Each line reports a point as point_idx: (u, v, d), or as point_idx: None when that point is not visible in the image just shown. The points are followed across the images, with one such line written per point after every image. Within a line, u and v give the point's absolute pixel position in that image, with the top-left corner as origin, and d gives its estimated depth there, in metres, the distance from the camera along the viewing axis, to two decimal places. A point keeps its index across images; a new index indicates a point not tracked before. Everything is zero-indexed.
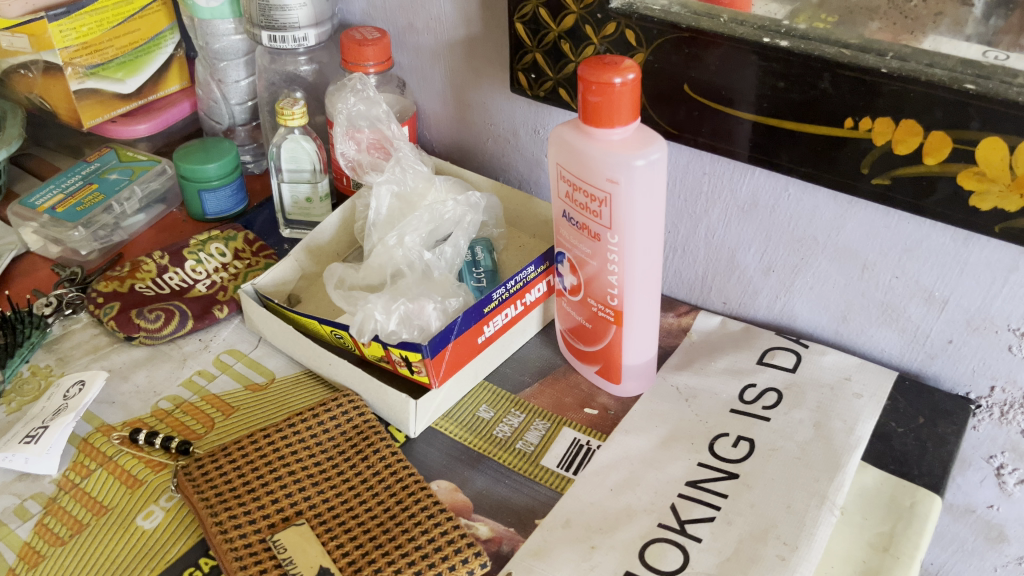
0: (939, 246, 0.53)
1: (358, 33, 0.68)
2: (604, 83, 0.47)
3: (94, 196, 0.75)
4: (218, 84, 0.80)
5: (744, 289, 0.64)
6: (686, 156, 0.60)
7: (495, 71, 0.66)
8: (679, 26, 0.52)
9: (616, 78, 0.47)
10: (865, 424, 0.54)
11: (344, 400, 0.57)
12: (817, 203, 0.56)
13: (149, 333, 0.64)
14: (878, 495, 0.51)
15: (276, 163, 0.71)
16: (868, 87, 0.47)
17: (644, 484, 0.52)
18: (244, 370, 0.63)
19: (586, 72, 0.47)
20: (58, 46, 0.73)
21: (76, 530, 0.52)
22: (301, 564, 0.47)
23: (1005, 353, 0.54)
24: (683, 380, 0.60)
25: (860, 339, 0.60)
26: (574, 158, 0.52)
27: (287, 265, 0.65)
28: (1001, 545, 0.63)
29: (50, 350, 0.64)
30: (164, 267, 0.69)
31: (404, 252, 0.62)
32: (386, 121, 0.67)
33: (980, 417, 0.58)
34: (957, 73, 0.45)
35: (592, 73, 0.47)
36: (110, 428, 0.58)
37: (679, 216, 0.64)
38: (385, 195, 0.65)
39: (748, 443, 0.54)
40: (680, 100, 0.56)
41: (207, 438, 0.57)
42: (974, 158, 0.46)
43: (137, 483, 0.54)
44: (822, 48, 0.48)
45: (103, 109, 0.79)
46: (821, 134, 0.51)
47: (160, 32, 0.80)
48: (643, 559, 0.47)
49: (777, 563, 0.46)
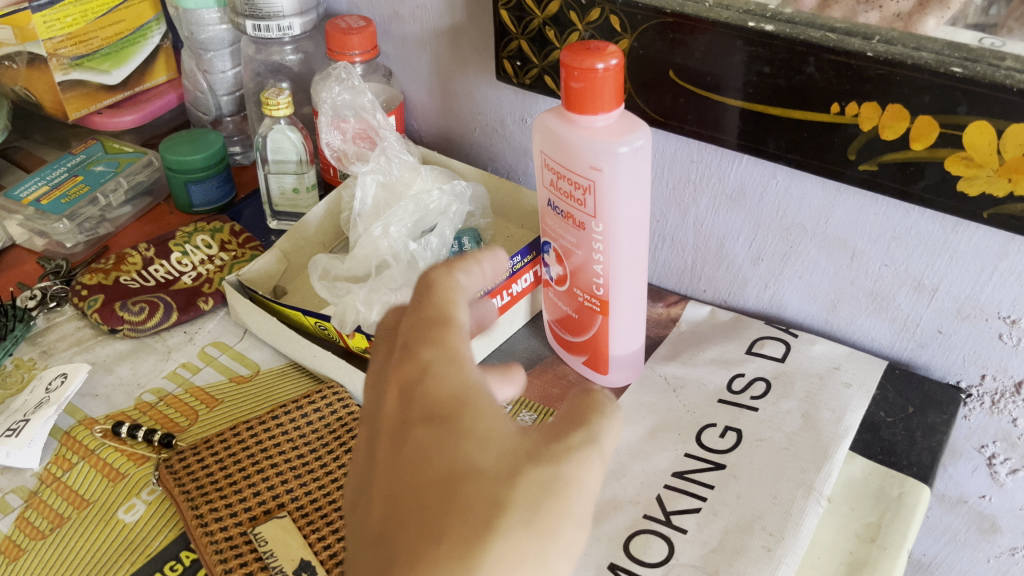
0: (928, 233, 0.52)
1: (343, 22, 0.67)
2: (586, 68, 0.46)
3: (80, 187, 0.74)
4: (205, 75, 0.80)
5: (733, 279, 0.63)
6: (673, 144, 0.59)
7: (481, 59, 0.65)
8: (663, 11, 0.52)
9: (598, 64, 0.46)
10: (854, 414, 0.53)
11: (328, 392, 0.57)
12: (806, 190, 0.55)
13: (133, 325, 0.63)
14: (866, 485, 0.51)
15: (262, 154, 0.70)
16: (854, 72, 0.46)
17: (630, 475, 0.52)
18: (228, 363, 0.62)
19: (568, 58, 0.46)
20: (43, 37, 0.72)
21: (57, 523, 0.51)
22: (282, 557, 0.46)
23: (996, 342, 0.54)
24: (671, 370, 0.59)
25: (851, 329, 0.60)
26: (557, 146, 0.51)
27: (272, 256, 0.64)
28: (993, 536, 0.62)
29: (34, 343, 0.64)
30: (150, 259, 0.69)
31: (389, 242, 0.61)
32: (371, 111, 0.66)
33: (972, 406, 0.57)
34: (943, 56, 0.44)
35: (575, 59, 0.46)
36: (93, 421, 0.57)
37: (667, 204, 0.63)
38: (370, 184, 0.64)
39: (735, 433, 0.53)
40: (665, 86, 0.55)
41: (191, 430, 0.57)
42: (962, 143, 0.45)
43: (119, 476, 0.54)
44: (808, 32, 0.47)
45: (88, 101, 0.78)
46: (809, 120, 0.50)
47: (146, 23, 0.79)
48: (627, 551, 0.47)
49: (763, 554, 0.46)
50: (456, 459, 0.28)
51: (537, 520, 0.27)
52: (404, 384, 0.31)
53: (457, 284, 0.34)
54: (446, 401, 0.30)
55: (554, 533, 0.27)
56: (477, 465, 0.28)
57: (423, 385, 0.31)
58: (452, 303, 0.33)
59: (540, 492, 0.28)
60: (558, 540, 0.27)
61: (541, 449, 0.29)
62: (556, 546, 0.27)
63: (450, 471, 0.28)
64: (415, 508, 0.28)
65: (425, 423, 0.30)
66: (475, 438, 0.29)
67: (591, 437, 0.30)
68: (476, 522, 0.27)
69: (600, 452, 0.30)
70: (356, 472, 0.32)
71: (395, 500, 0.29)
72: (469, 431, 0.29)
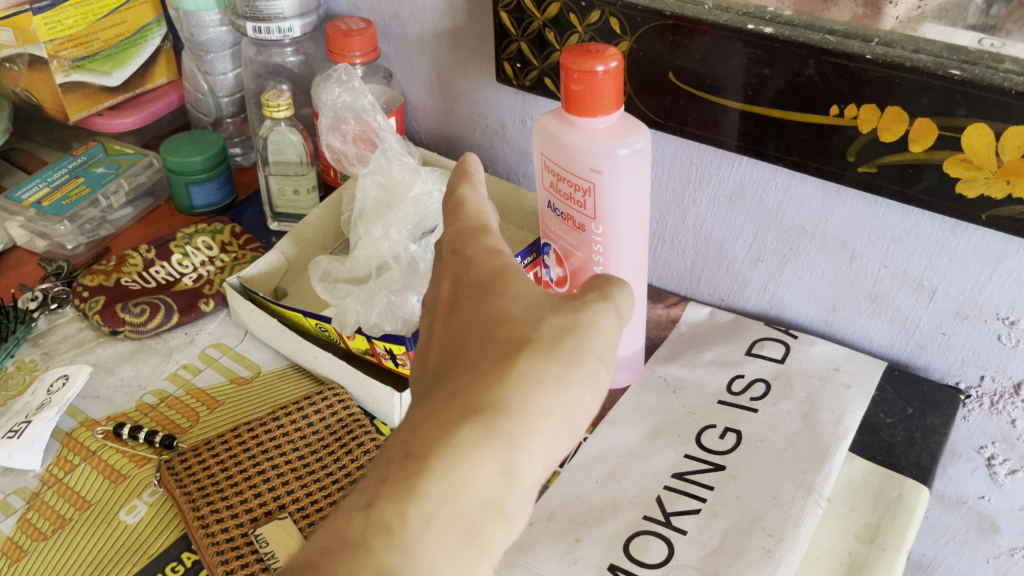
0: (927, 234, 0.52)
1: (343, 23, 0.67)
2: (586, 71, 0.46)
3: (81, 189, 0.74)
4: (205, 77, 0.80)
5: (733, 280, 0.63)
6: (673, 147, 0.60)
7: (481, 61, 0.66)
8: (663, 14, 0.52)
9: (598, 66, 0.46)
10: (853, 415, 0.53)
11: (329, 393, 0.57)
12: (805, 192, 0.55)
13: (134, 327, 0.64)
14: (865, 486, 0.51)
15: (262, 155, 0.71)
16: (853, 74, 0.47)
17: (630, 476, 0.52)
18: (229, 364, 0.62)
19: (568, 60, 0.47)
20: (44, 39, 0.72)
21: (58, 524, 0.52)
22: (282, 558, 0.47)
23: (995, 343, 0.54)
24: (671, 371, 0.59)
25: (850, 330, 0.60)
26: (556, 147, 0.51)
27: (273, 258, 0.65)
28: (993, 536, 0.62)
29: (36, 345, 0.64)
30: (151, 261, 0.69)
31: (389, 244, 0.61)
32: (371, 112, 0.66)
33: (971, 407, 0.57)
34: (943, 59, 0.44)
35: (574, 61, 0.46)
36: (94, 423, 0.58)
37: (667, 206, 0.63)
38: (370, 186, 0.64)
39: (735, 434, 0.53)
40: (665, 88, 0.55)
41: (191, 432, 0.57)
42: (960, 145, 0.45)
43: (120, 477, 0.54)
44: (808, 34, 0.48)
45: (89, 103, 0.78)
46: (808, 122, 0.50)
47: (146, 25, 0.79)
48: (627, 552, 0.47)
49: (762, 555, 0.46)
50: (494, 312, 0.35)
51: (560, 349, 0.33)
52: (450, 271, 0.38)
53: (481, 197, 0.41)
54: (485, 277, 0.37)
55: (577, 362, 0.33)
56: (511, 315, 0.35)
57: (466, 269, 0.38)
58: (483, 209, 0.41)
59: (565, 333, 0.34)
60: (580, 367, 0.33)
61: (565, 304, 0.35)
62: (579, 372, 0.33)
63: (489, 321, 0.35)
64: (462, 350, 0.34)
65: (469, 295, 0.37)
66: (509, 300, 0.36)
67: (603, 296, 0.36)
68: (511, 350, 0.33)
69: (615, 308, 0.36)
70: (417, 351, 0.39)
71: (446, 352, 0.35)
72: (506, 295, 0.36)
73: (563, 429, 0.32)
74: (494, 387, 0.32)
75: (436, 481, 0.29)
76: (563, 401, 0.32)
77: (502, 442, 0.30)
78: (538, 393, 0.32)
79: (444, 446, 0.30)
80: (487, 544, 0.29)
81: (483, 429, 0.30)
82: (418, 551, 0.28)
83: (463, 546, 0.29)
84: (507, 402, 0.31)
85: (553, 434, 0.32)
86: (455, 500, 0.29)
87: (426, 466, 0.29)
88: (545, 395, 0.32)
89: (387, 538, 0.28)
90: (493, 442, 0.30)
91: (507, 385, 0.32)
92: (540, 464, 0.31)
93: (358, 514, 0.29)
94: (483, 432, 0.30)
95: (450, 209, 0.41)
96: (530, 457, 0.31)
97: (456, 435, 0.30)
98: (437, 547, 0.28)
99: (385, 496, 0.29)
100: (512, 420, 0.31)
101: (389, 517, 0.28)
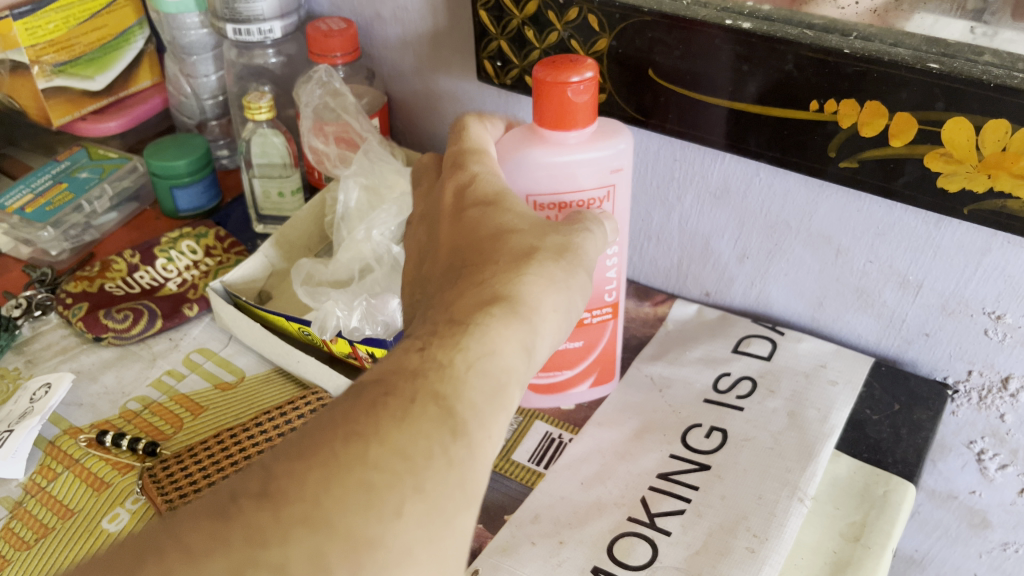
0: (911, 229, 0.51)
1: (324, 24, 0.67)
2: (561, 82, 0.45)
3: (64, 195, 0.74)
4: (188, 79, 0.79)
5: (719, 277, 0.63)
6: (656, 143, 0.59)
7: (464, 61, 0.65)
8: (641, 10, 0.51)
9: (574, 77, 0.45)
10: (840, 412, 0.53)
11: (312, 396, 0.57)
12: (788, 187, 0.55)
13: (117, 333, 0.63)
14: (851, 484, 0.50)
15: (246, 158, 0.70)
16: (832, 68, 0.46)
17: (615, 477, 0.51)
18: (213, 370, 0.62)
19: (543, 74, 0.45)
20: (24, 45, 0.72)
21: (41, 533, 0.51)
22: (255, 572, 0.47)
23: (982, 337, 0.53)
24: (657, 370, 0.59)
25: (838, 325, 0.60)
26: (552, 174, 0.48)
27: (255, 262, 0.64)
28: (984, 531, 0.62)
29: (20, 353, 0.64)
30: (135, 266, 0.68)
31: (372, 245, 0.60)
32: (352, 112, 0.66)
33: (959, 402, 0.57)
34: (922, 52, 0.44)
35: (549, 73, 0.45)
36: (77, 430, 0.57)
37: (651, 203, 0.62)
38: (352, 187, 0.62)
39: (720, 434, 0.53)
40: (645, 85, 0.54)
41: (175, 438, 0.56)
42: (940, 139, 0.45)
43: (103, 485, 0.54)
44: (785, 29, 0.47)
45: (72, 107, 0.78)
46: (789, 118, 0.49)
47: (128, 28, 0.79)
48: (610, 554, 0.46)
49: (746, 555, 0.45)
50: (502, 224, 0.41)
51: (565, 254, 0.39)
52: (453, 181, 0.45)
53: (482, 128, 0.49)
54: (491, 194, 0.43)
55: (575, 272, 0.39)
56: (518, 227, 0.41)
57: (472, 184, 0.44)
58: (484, 137, 0.48)
59: (565, 249, 0.40)
60: (577, 278, 0.39)
61: (562, 228, 0.41)
62: (579, 282, 0.39)
63: (500, 230, 0.40)
64: (474, 250, 0.40)
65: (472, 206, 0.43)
66: (512, 215, 0.42)
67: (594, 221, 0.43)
68: (524, 254, 0.38)
69: (594, 238, 0.42)
70: (426, 252, 0.45)
71: (456, 249, 0.41)
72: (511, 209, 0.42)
73: (564, 323, 0.38)
74: (513, 279, 0.37)
75: (475, 340, 0.33)
76: (564, 299, 0.38)
77: (524, 325, 0.35)
78: (549, 292, 0.37)
79: (479, 315, 0.35)
80: (508, 402, 0.33)
81: (510, 311, 0.35)
82: (462, 386, 0.32)
83: (493, 394, 0.33)
84: (523, 293, 0.36)
85: (558, 326, 0.38)
86: (491, 358, 0.33)
87: (468, 328, 0.34)
88: (554, 293, 0.38)
89: (439, 372, 0.32)
90: (518, 323, 0.35)
91: (524, 278, 0.37)
92: (546, 348, 0.37)
93: (415, 353, 0.33)
94: (509, 313, 0.35)
95: (455, 132, 0.49)
96: (543, 339, 0.37)
97: (489, 312, 0.35)
98: (474, 389, 0.32)
99: (437, 344, 0.33)
100: (529, 308, 0.36)
101: (439, 357, 0.33)
